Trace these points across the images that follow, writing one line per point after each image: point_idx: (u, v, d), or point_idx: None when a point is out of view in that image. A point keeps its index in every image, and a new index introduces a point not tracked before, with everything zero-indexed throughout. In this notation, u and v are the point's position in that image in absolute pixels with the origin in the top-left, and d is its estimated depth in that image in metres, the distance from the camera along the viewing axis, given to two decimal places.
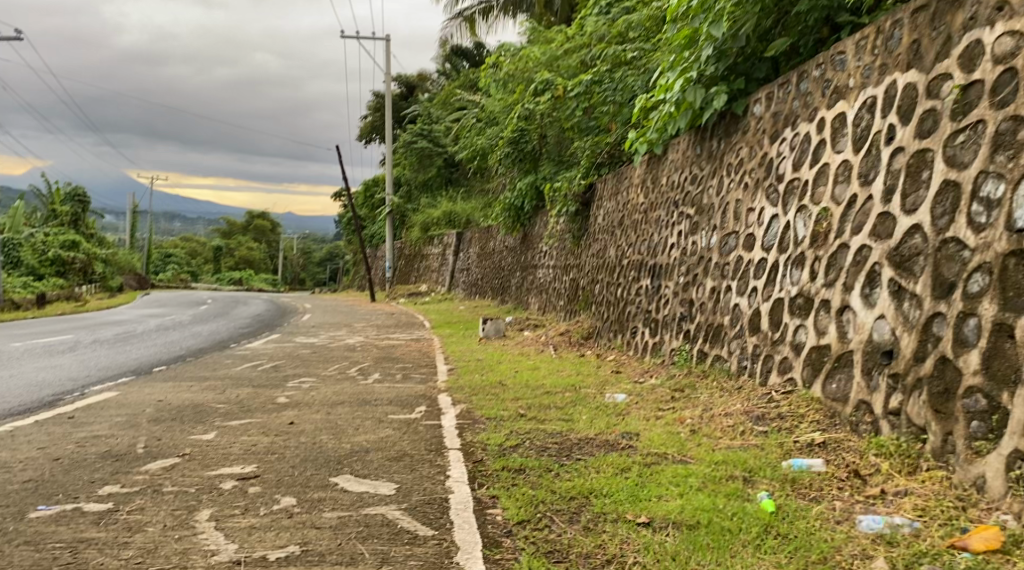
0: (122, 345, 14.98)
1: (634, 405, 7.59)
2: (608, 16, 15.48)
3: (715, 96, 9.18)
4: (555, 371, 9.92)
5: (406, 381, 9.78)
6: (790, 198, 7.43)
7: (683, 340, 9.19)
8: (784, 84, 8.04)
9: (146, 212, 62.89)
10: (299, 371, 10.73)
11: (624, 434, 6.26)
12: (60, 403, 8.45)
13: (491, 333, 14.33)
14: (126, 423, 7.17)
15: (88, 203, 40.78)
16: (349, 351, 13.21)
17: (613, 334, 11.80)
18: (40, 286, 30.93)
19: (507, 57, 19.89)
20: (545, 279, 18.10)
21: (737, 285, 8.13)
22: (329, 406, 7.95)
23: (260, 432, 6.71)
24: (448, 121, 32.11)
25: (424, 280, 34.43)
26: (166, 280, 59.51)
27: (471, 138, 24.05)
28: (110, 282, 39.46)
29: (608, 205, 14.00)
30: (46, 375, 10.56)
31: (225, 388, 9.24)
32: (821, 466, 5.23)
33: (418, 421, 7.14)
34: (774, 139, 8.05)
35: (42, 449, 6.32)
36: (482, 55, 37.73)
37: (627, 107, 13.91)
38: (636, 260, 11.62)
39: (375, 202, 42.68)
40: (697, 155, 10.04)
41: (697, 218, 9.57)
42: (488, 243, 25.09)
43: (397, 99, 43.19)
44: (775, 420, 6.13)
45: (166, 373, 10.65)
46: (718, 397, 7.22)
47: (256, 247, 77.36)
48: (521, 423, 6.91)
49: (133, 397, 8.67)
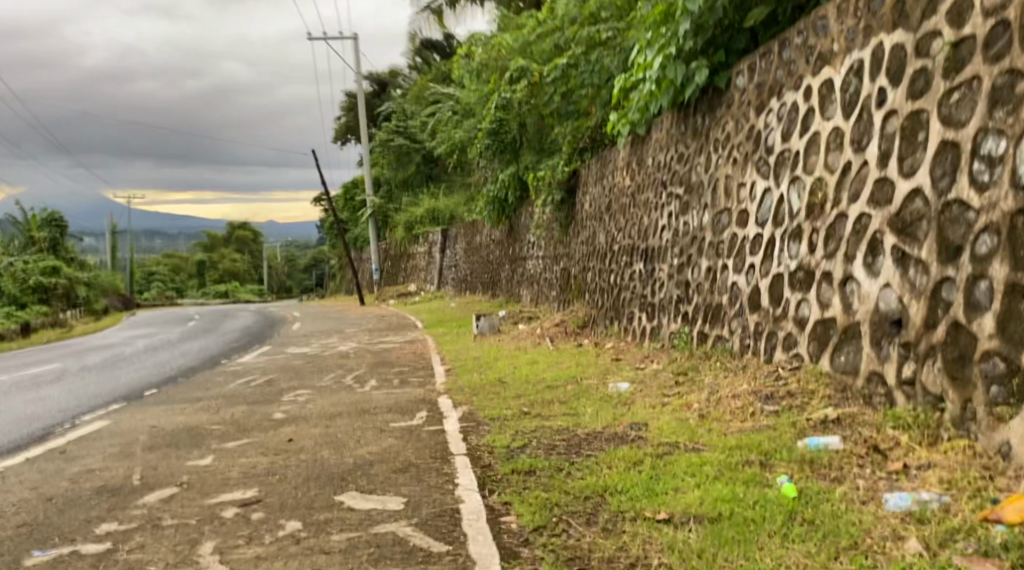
0: (112, 371, 14.74)
1: (638, 393, 7.44)
2: None
3: (696, 71, 9.01)
4: (554, 364, 9.76)
5: (404, 386, 9.60)
6: (782, 171, 7.28)
7: (682, 323, 9.05)
8: (766, 54, 7.88)
9: (128, 232, 62.41)
10: (293, 383, 10.54)
11: (632, 426, 6.11)
12: (51, 437, 8.25)
13: (485, 329, 14.15)
14: (119, 453, 6.97)
15: (67, 227, 40.35)
16: (343, 358, 13.01)
17: (610, 320, 11.65)
18: (25, 314, 30.60)
19: (479, 47, 19.71)
20: (535, 269, 17.95)
21: (733, 262, 7.99)
22: (328, 418, 7.77)
23: (259, 452, 6.53)
24: (424, 118, 31.88)
25: (412, 279, 34.22)
26: (153, 298, 59.10)
27: (449, 133, 23.86)
28: (96, 306, 39.08)
29: (594, 190, 13.84)
30: (35, 408, 10.33)
31: (220, 407, 9.05)
32: (839, 442, 5.10)
33: (420, 427, 6.98)
34: (760, 112, 7.90)
35: (35, 489, 6.13)
36: (453, 46, 37.62)
37: (606, 89, 13.76)
38: (627, 244, 11.47)
39: (357, 204, 42.41)
40: (682, 133, 9.89)
41: (687, 197, 9.42)
42: (474, 237, 24.91)
43: (371, 98, 42.92)
44: (785, 399, 5.99)
45: (158, 396, 10.45)
46: (723, 379, 7.08)
47: (242, 259, 76.96)
48: (526, 420, 6.75)
49: (126, 425, 8.48)
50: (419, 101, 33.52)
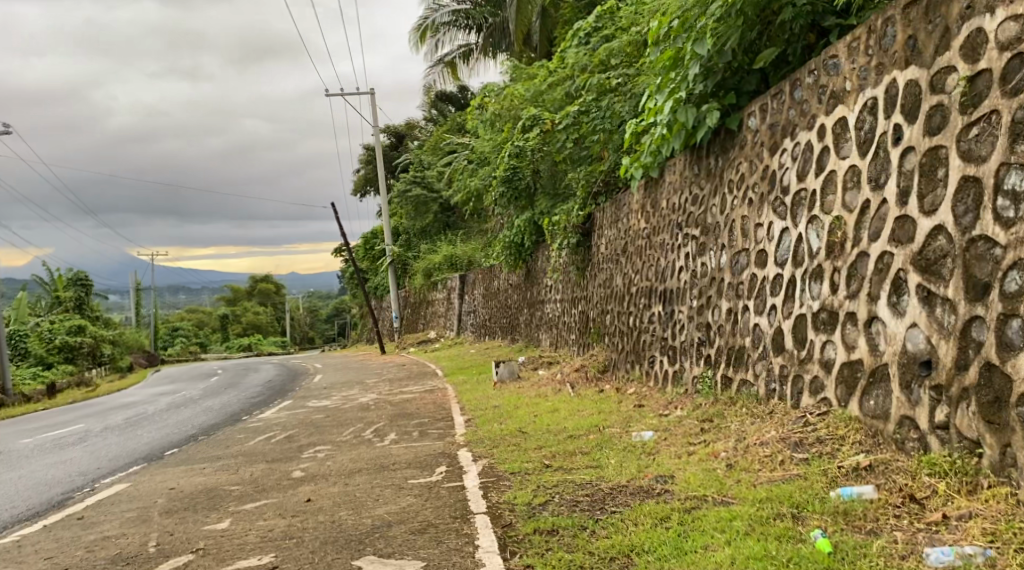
0: (134, 430, 14.69)
1: (662, 442, 7.27)
2: (588, 46, 15.41)
3: (707, 114, 8.97)
4: (575, 412, 9.58)
5: (424, 438, 9.46)
6: (799, 211, 7.17)
7: (704, 366, 8.88)
8: (777, 94, 7.82)
9: (151, 288, 62.97)
10: (313, 439, 10.42)
11: (657, 478, 5.94)
12: (70, 502, 8.17)
13: (505, 376, 14.00)
14: (137, 518, 6.86)
15: (92, 286, 40.73)
16: (363, 411, 12.89)
17: (631, 364, 11.48)
18: (50, 374, 30.77)
19: (492, 97, 19.87)
20: (553, 313, 17.84)
21: (754, 304, 7.85)
22: (346, 476, 7.63)
23: (276, 514, 6.40)
24: (440, 167, 32.10)
25: (432, 326, 34.15)
26: (177, 353, 59.39)
27: (463, 181, 23.96)
28: (120, 363, 39.25)
29: (609, 233, 13.75)
30: (56, 471, 10.26)
31: (239, 466, 8.93)
32: (873, 492, 4.96)
33: (440, 484, 6.84)
34: (774, 151, 7.81)
35: (51, 559, 6.03)
36: (467, 98, 38.12)
37: (618, 134, 13.74)
38: (644, 286, 11.34)
39: (376, 253, 42.53)
40: (695, 175, 9.82)
41: (704, 238, 9.32)
42: (492, 283, 24.86)
43: (387, 150, 43.35)
44: (814, 446, 5.81)
45: (178, 456, 10.36)
46: (750, 425, 6.90)
47: (264, 311, 77.32)
48: (548, 474, 6.59)
49: (145, 487, 8.38)
50: (434, 150, 33.77)
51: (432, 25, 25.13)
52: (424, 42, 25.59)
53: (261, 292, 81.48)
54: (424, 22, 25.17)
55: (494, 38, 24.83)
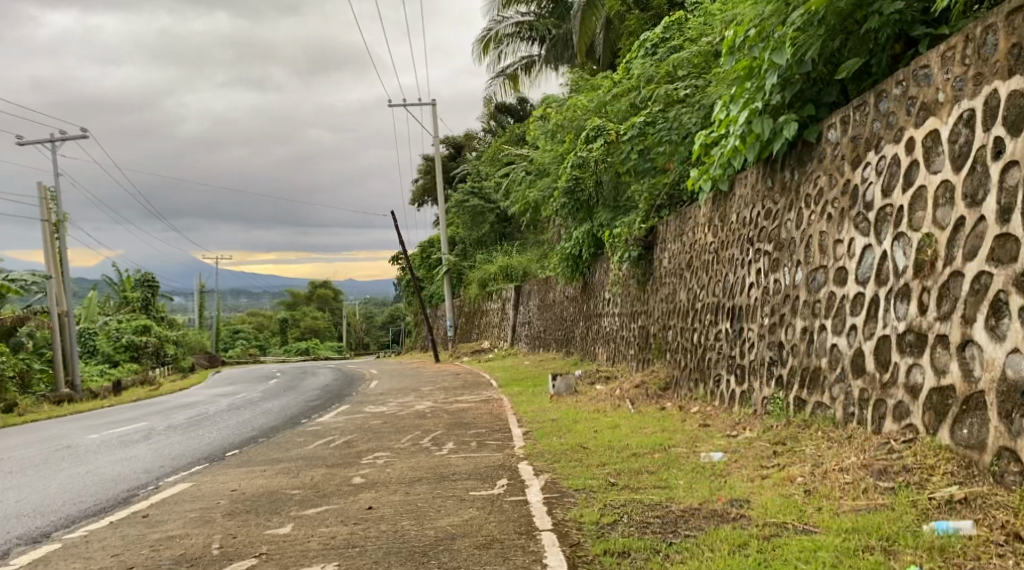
0: (195, 429, 14.80)
1: (733, 465, 7.03)
2: (655, 56, 15.20)
3: (784, 125, 8.68)
4: (637, 429, 9.32)
5: (482, 450, 9.28)
6: (883, 227, 6.88)
7: (775, 387, 8.58)
8: (860, 106, 7.53)
9: (213, 291, 64.06)
10: (371, 445, 10.32)
11: (731, 502, 5.70)
12: (133, 500, 8.16)
13: (562, 390, 13.77)
14: (199, 519, 6.78)
15: (157, 287, 41.54)
16: (420, 418, 12.77)
17: (694, 383, 11.18)
18: (115, 372, 31.46)
19: (554, 108, 19.74)
20: (611, 327, 17.59)
21: (832, 323, 7.55)
22: (406, 485, 7.50)
23: (338, 521, 6.25)
24: (498, 177, 32.04)
25: (486, 336, 34.04)
26: (236, 355, 60.31)
27: (522, 192, 23.83)
28: (182, 362, 39.88)
29: (673, 247, 13.47)
30: (120, 468, 10.30)
31: (298, 471, 8.86)
32: (972, 527, 4.71)
33: (502, 497, 6.66)
34: (856, 165, 7.53)
35: (116, 557, 5.87)
36: (528, 110, 38.19)
37: (684, 145, 13.46)
38: (711, 303, 11.05)
39: (432, 262, 42.64)
40: (768, 188, 9.54)
41: (777, 254, 9.02)
42: (548, 295, 24.68)
43: (446, 160, 43.53)
44: (901, 475, 5.56)
45: (238, 457, 10.35)
46: (827, 451, 6.63)
47: (321, 317, 78.20)
48: (613, 493, 6.36)
49: (207, 488, 8.34)
50: (492, 160, 33.76)
51: (496, 36, 25.10)
52: (487, 53, 25.50)
53: (318, 298, 82.54)
54: (487, 33, 25.14)
55: (557, 49, 24.67)
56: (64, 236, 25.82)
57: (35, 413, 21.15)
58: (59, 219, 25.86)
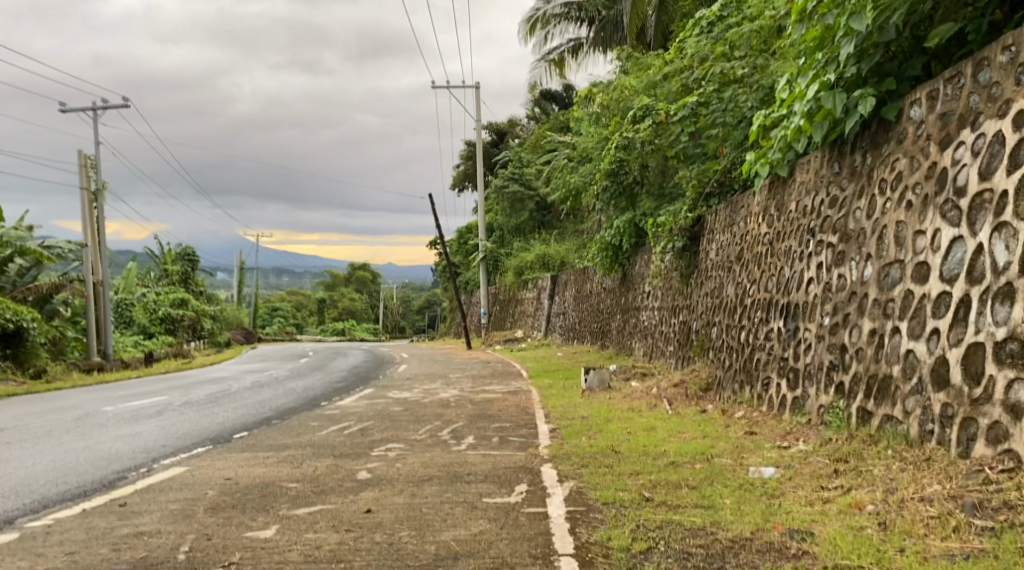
0: (211, 407, 14.13)
1: (789, 484, 6.11)
2: (711, 35, 14.25)
3: (859, 101, 7.66)
4: (675, 434, 8.39)
5: (504, 448, 8.41)
6: (979, 217, 6.04)
7: (834, 395, 7.62)
8: (952, 78, 6.61)
9: (253, 268, 63.86)
10: (386, 435, 9.50)
11: (790, 533, 4.84)
12: (121, 482, 7.44)
13: (595, 385, 12.84)
14: (179, 512, 5.96)
15: (198, 261, 41.31)
16: (443, 407, 11.95)
17: (738, 385, 10.19)
18: (150, 344, 31.09)
19: (600, 89, 18.74)
20: (649, 322, 16.66)
21: (907, 327, 6.60)
22: (413, 485, 6.64)
23: (328, 527, 5.42)
24: (540, 164, 31.08)
25: (519, 325, 33.13)
26: (273, 333, 60.08)
27: (562, 179, 22.80)
28: (217, 337, 39.46)
29: (721, 238, 12.50)
30: (122, 446, 9.58)
31: (302, 460, 8.05)
32: None
33: (518, 508, 5.79)
34: (945, 146, 6.60)
35: (70, 556, 5.12)
36: (573, 97, 37.22)
37: (739, 129, 12.53)
38: (762, 299, 10.06)
39: (469, 248, 41.93)
40: (835, 174, 8.54)
41: (843, 247, 8.02)
42: (585, 285, 23.70)
43: (488, 146, 42.63)
44: (1002, 512, 4.64)
45: (245, 440, 9.58)
46: (903, 475, 5.76)
47: (359, 298, 78.03)
48: (649, 511, 5.48)
49: (201, 473, 7.58)
50: (536, 147, 32.81)
51: (544, 16, 24.09)
52: (534, 34, 24.54)
53: (357, 279, 82.48)
54: (535, 14, 24.20)
55: (606, 32, 23.55)
56: (103, 205, 25.27)
57: (61, 380, 20.69)
58: (99, 187, 25.44)
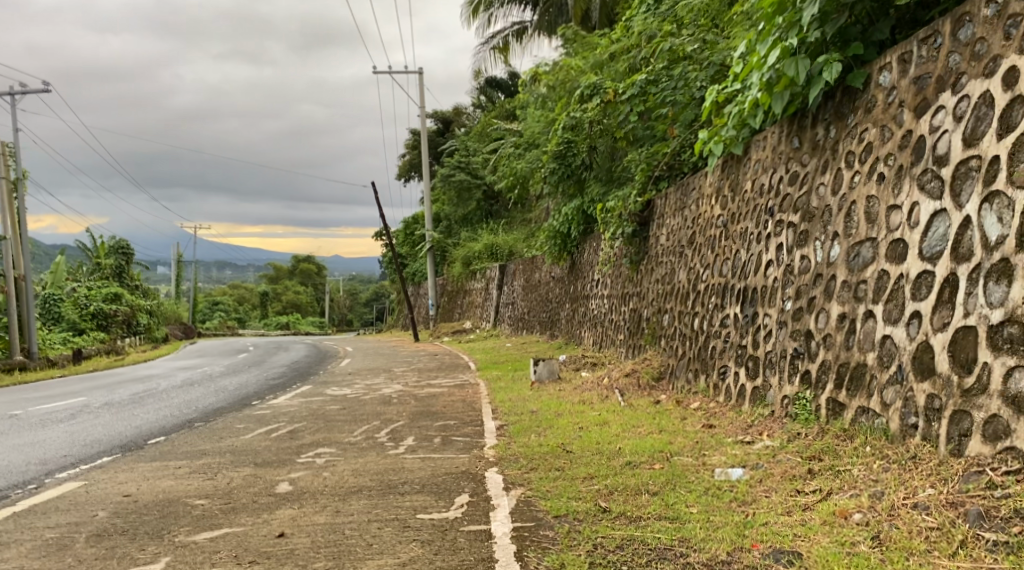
0: (130, 408, 13.04)
1: (760, 488, 5.49)
2: (658, 12, 13.56)
3: (822, 68, 7.00)
4: (630, 429, 7.69)
5: (445, 450, 7.61)
6: (966, 188, 5.46)
7: (800, 386, 6.99)
8: (929, 38, 6.01)
9: (192, 262, 61.88)
10: (317, 438, 8.64)
11: (773, 554, 4.52)
12: (3, 501, 6.50)
13: (544, 377, 12.11)
14: (58, 541, 5.12)
15: (132, 255, 39.61)
16: (383, 404, 11.12)
17: (693, 375, 9.53)
18: (80, 341, 29.51)
19: (545, 69, 17.99)
20: (599, 310, 16.00)
21: (883, 310, 5.98)
22: (339, 499, 5.83)
23: (229, 559, 4.70)
24: (486, 152, 30.31)
25: (467, 316, 32.30)
26: (215, 328, 58.30)
27: (508, 165, 22.06)
28: (151, 332, 37.81)
29: (672, 221, 11.86)
30: (14, 457, 8.53)
31: (217, 470, 7.19)
32: None
33: (458, 526, 5.07)
34: (921, 111, 5.98)
35: None
36: (517, 85, 36.51)
37: (690, 109, 11.89)
38: (716, 284, 9.42)
39: (416, 239, 41.08)
40: (795, 149, 7.91)
41: (806, 227, 7.39)
42: (534, 274, 23.00)
43: (433, 135, 41.70)
44: None
45: (159, 447, 8.64)
46: (889, 476, 5.18)
47: (304, 292, 76.55)
48: (607, 527, 4.92)
49: (100, 488, 6.69)
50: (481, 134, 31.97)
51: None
52: (477, 17, 23.63)
53: (302, 272, 80.89)
54: None
55: (550, 15, 22.89)
56: (22, 195, 23.71)
57: None
58: (18, 176, 23.92)
